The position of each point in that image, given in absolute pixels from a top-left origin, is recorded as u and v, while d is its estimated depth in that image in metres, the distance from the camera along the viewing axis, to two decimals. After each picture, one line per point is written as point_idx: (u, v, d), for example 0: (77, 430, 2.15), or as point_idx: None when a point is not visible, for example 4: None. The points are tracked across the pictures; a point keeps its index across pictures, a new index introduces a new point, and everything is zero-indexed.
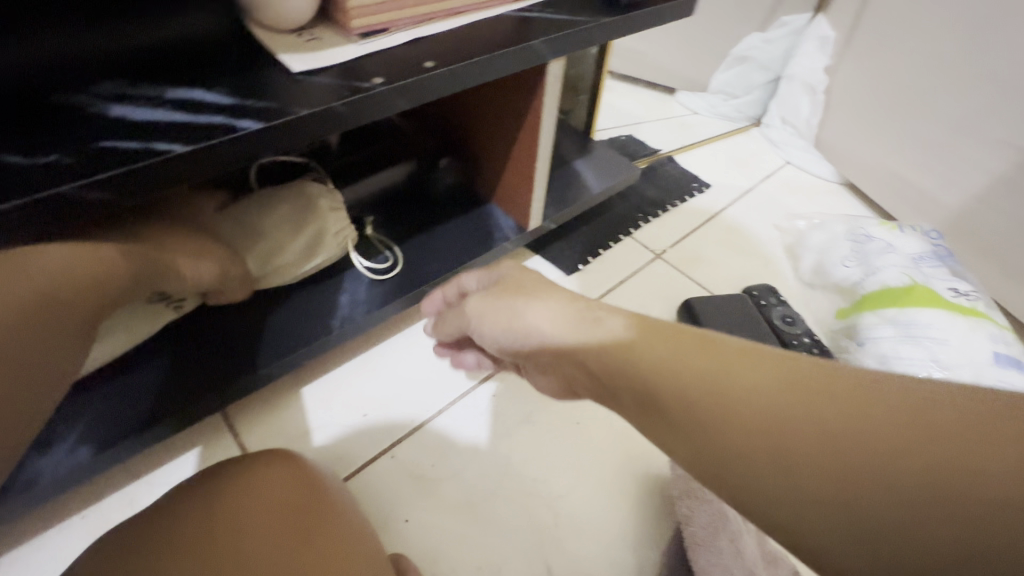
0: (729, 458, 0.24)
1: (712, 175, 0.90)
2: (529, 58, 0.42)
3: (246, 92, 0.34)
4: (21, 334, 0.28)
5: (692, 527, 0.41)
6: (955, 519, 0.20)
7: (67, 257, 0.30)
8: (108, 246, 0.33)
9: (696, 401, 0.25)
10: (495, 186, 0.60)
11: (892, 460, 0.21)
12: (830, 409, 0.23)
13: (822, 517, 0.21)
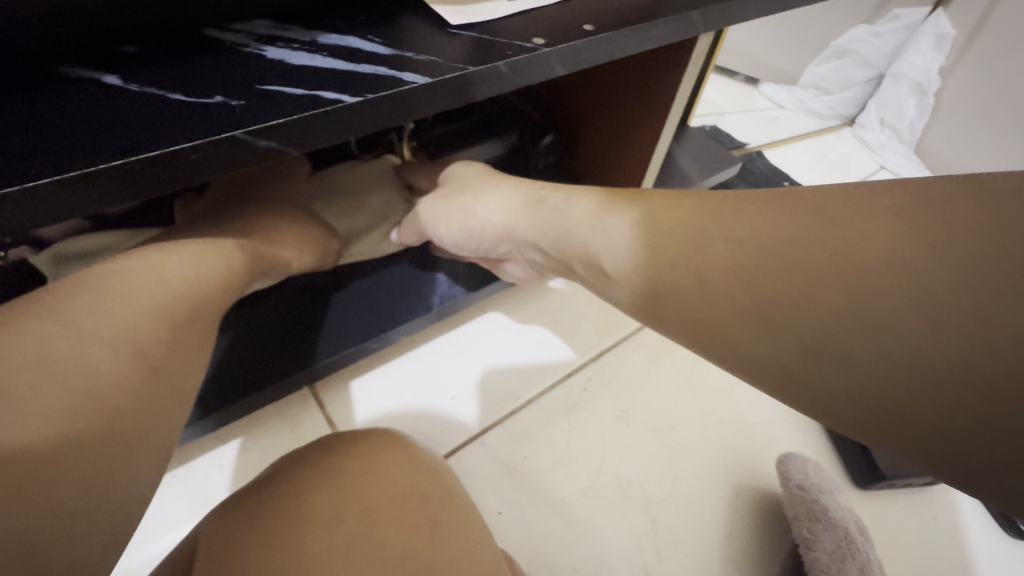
0: (705, 320, 0.25)
1: (801, 175, 0.85)
2: (683, 30, 0.39)
3: (401, 42, 0.31)
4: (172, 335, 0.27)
5: (815, 552, 0.38)
6: (895, 317, 0.20)
7: (189, 263, 0.30)
8: (222, 250, 0.33)
9: (671, 271, 0.26)
10: (598, 169, 0.57)
11: (833, 277, 0.22)
12: (777, 245, 0.24)
13: (781, 347, 0.22)
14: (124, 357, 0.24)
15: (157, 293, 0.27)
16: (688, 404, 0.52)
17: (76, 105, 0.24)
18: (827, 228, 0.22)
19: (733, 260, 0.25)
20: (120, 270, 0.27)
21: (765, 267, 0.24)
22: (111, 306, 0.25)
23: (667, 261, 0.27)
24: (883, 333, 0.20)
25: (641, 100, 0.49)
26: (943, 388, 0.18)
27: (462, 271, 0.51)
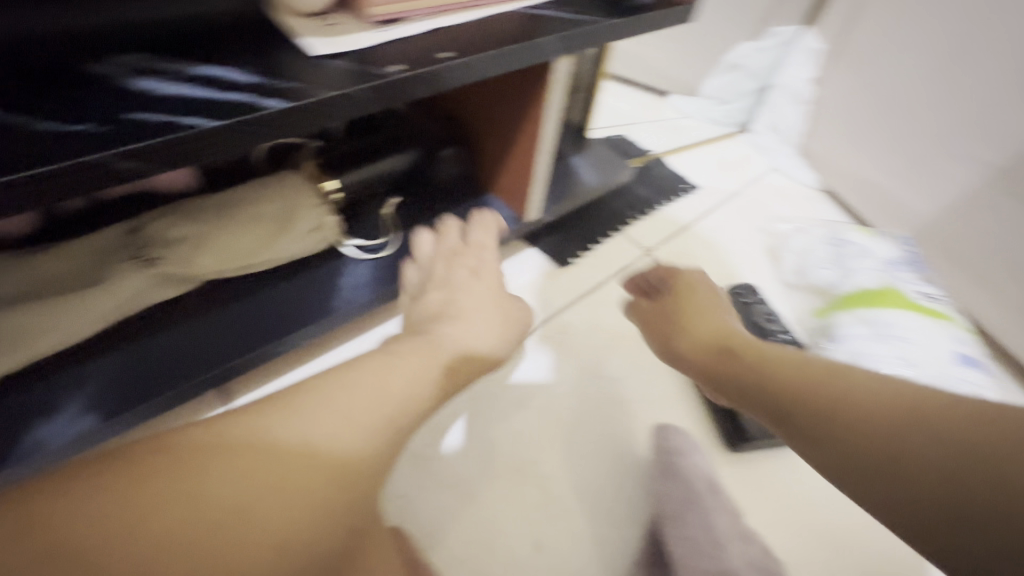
0: (851, 451, 0.30)
1: (700, 177, 0.93)
2: (537, 55, 0.44)
3: (268, 71, 0.35)
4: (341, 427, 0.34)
5: (666, 503, 0.45)
6: (993, 482, 0.26)
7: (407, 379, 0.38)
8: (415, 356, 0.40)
9: (818, 409, 0.32)
10: (496, 178, 0.62)
11: (953, 445, 0.27)
12: (923, 411, 0.29)
13: (918, 488, 0.28)
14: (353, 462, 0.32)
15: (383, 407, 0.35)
16: (583, 389, 0.57)
17: None
18: (950, 399, 0.29)
19: (873, 401, 0.31)
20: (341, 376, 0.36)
21: (868, 405, 0.31)
22: (336, 413, 0.33)
23: (820, 368, 0.34)
24: (877, 440, 0.30)
25: (522, 114, 0.55)
26: (895, 476, 0.29)
27: (369, 275, 0.54)
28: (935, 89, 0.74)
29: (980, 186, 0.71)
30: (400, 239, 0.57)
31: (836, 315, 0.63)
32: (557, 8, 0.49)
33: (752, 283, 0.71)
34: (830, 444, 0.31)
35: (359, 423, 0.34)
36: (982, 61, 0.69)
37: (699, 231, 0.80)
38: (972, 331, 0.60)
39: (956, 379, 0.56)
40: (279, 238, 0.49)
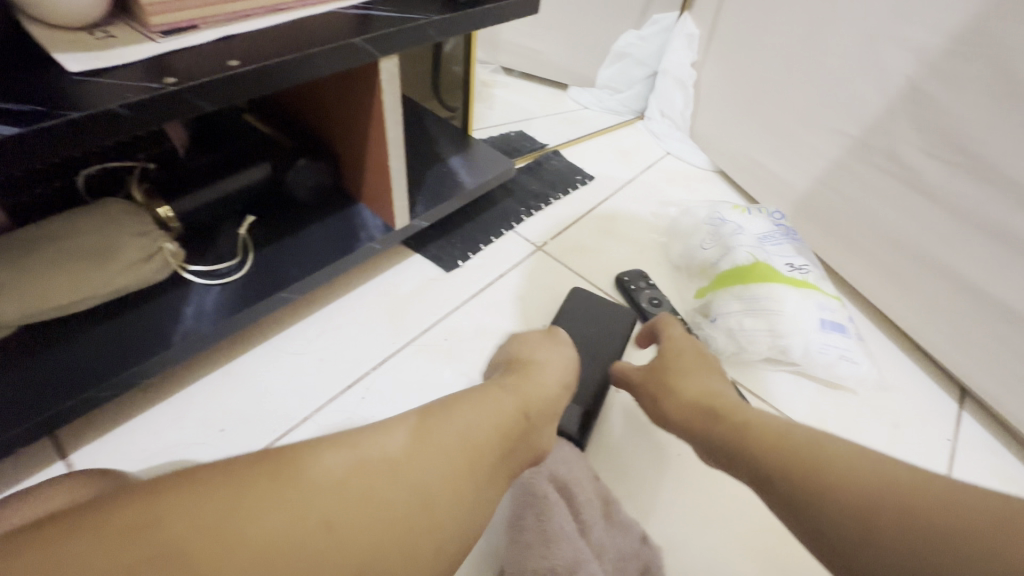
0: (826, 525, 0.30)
1: (596, 166, 0.93)
2: (353, 56, 0.42)
3: (12, 94, 0.32)
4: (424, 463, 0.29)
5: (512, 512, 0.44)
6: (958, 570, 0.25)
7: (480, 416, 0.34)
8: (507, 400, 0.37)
9: (795, 477, 0.32)
10: (361, 186, 0.60)
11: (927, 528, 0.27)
12: (897, 481, 0.29)
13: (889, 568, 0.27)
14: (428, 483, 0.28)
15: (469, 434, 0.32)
16: None
17: None
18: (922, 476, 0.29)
19: (852, 473, 0.30)
20: (446, 405, 0.33)
21: (847, 475, 0.30)
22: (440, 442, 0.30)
23: (803, 437, 0.33)
24: (851, 518, 0.29)
25: (366, 118, 0.52)
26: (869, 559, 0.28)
27: (214, 303, 0.50)
28: (796, 68, 0.78)
29: (841, 155, 0.74)
30: (253, 260, 0.54)
31: (715, 294, 0.64)
32: (382, 6, 0.47)
33: (642, 269, 0.72)
34: (813, 513, 0.30)
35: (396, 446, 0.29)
36: (829, 38, 0.73)
37: (592, 220, 0.80)
38: (838, 298, 0.63)
39: (822, 344, 0.60)
40: (99, 271, 0.45)
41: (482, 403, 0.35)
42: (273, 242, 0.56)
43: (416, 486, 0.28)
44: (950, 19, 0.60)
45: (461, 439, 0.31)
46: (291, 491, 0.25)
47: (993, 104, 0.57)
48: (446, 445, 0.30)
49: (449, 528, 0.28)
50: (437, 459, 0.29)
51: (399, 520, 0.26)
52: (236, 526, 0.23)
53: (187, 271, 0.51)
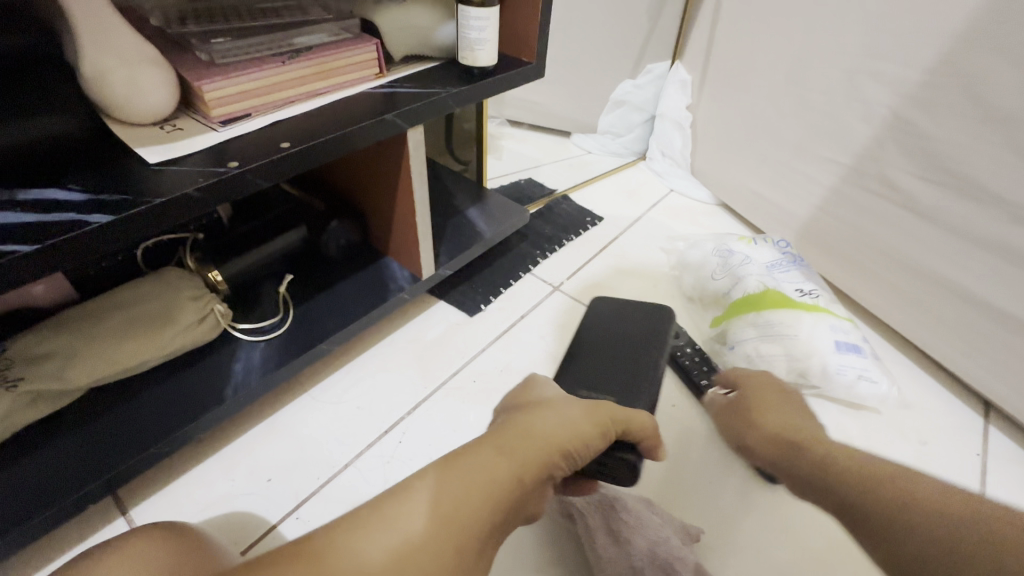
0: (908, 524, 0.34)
1: (604, 208, 0.97)
2: (384, 130, 0.48)
3: (101, 186, 0.37)
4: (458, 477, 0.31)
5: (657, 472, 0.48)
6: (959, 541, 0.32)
7: (496, 469, 0.32)
8: (546, 437, 0.36)
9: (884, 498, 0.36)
10: (389, 242, 0.64)
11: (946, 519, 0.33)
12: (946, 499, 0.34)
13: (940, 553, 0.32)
14: (437, 514, 0.28)
15: (486, 495, 0.31)
16: None
17: None
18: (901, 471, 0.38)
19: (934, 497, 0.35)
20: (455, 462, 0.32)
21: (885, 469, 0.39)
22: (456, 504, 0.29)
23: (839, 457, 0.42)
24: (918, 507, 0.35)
25: (395, 178, 0.57)
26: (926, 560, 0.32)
27: (261, 358, 0.54)
28: (785, 106, 0.84)
29: (837, 183, 0.78)
30: (293, 315, 0.58)
31: (730, 322, 0.67)
32: (407, 83, 0.53)
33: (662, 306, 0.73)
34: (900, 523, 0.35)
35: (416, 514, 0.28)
36: (814, 78, 0.79)
37: (606, 259, 0.84)
38: (850, 318, 0.65)
39: (839, 364, 0.61)
40: (158, 334, 0.49)
41: (496, 460, 0.33)
42: (310, 297, 0.60)
43: (402, 543, 0.27)
44: (926, 56, 0.65)
45: (460, 506, 0.29)
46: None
47: (975, 130, 0.61)
48: (453, 502, 0.29)
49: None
50: (443, 515, 0.28)
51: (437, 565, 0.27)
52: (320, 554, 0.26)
53: (234, 330, 0.55)
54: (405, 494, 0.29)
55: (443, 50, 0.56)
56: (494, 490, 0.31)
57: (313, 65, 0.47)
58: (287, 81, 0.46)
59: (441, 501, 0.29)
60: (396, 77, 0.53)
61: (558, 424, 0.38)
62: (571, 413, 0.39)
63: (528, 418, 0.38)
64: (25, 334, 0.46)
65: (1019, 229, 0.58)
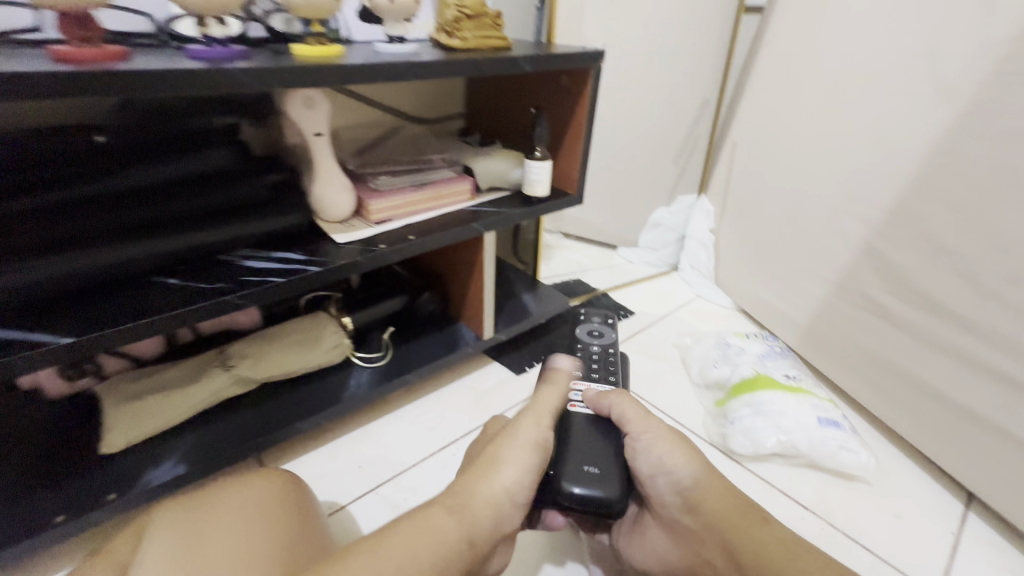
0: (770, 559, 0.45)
1: (637, 305, 1.18)
2: (470, 232, 0.74)
3: (314, 253, 0.65)
4: (402, 552, 0.39)
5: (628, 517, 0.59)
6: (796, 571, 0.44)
7: (437, 542, 0.40)
8: (478, 509, 0.44)
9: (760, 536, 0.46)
10: (463, 310, 0.89)
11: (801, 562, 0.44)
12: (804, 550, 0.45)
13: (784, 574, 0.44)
14: None
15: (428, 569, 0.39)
16: None
17: (149, 295, 0.55)
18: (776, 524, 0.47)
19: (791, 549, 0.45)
20: (401, 542, 0.39)
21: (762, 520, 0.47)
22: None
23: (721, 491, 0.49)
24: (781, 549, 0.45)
25: (473, 264, 0.83)
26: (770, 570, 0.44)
27: (369, 378, 0.77)
28: (784, 233, 1.04)
29: (827, 294, 0.94)
30: (392, 353, 0.82)
31: (729, 402, 0.80)
32: (487, 204, 0.80)
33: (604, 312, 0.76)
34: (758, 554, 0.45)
35: None
36: (805, 212, 0.99)
37: (631, 346, 1.02)
38: (829, 400, 0.79)
39: (822, 437, 0.73)
40: (312, 352, 0.75)
41: (431, 536, 0.40)
42: (404, 343, 0.84)
43: None
44: (884, 202, 0.84)
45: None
46: None
47: (925, 258, 0.77)
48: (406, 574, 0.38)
49: None
50: None
51: None
52: None
53: (353, 357, 0.79)
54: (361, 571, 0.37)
55: (514, 185, 0.84)
56: (437, 559, 0.39)
57: (432, 192, 0.76)
58: (416, 201, 0.75)
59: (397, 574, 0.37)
60: (480, 200, 0.81)
61: (501, 488, 0.46)
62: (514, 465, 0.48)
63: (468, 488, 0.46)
64: (237, 341, 0.73)
65: (967, 335, 0.72)
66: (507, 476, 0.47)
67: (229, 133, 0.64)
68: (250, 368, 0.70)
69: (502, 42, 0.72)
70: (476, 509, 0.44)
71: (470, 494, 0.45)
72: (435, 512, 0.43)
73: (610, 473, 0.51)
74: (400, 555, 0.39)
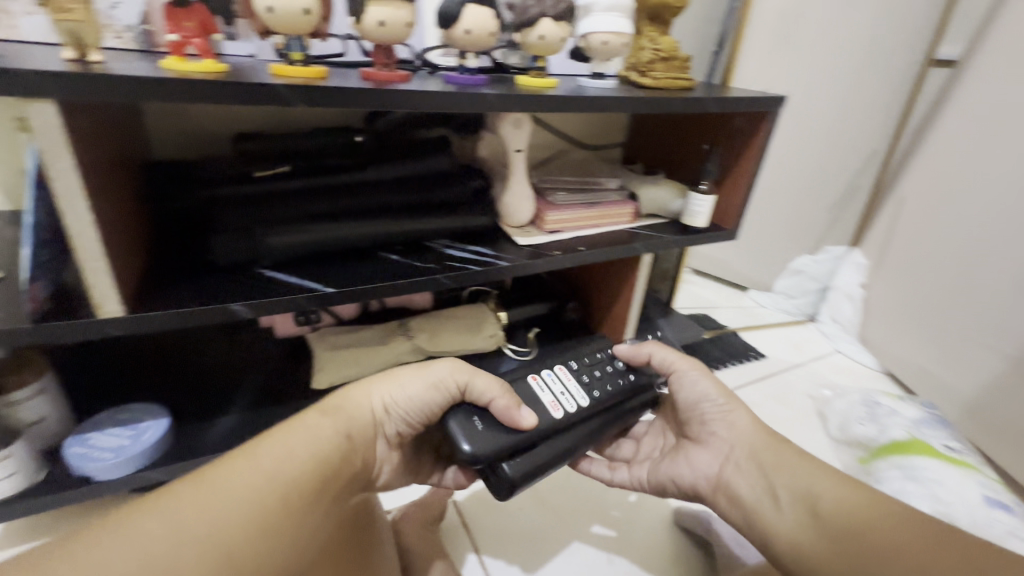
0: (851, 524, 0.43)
1: (769, 349, 1.15)
2: (631, 251, 0.80)
3: (500, 250, 0.75)
4: (290, 441, 0.40)
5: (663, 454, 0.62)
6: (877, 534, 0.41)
7: (319, 435, 0.42)
8: (353, 420, 0.47)
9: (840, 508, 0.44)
10: (604, 324, 0.94)
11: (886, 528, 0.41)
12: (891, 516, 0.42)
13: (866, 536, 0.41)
14: (291, 469, 0.38)
15: (316, 454, 0.40)
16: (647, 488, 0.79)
17: (376, 266, 0.67)
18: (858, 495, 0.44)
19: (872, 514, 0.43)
20: (287, 437, 0.40)
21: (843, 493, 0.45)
22: (302, 459, 0.39)
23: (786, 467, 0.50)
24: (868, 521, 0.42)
25: (625, 281, 0.88)
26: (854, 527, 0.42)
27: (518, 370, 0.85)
28: (952, 299, 0.97)
29: (1004, 371, 0.87)
30: (537, 351, 0.89)
31: (875, 461, 0.77)
32: (646, 228, 0.86)
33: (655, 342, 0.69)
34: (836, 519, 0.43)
35: (265, 463, 0.37)
36: (981, 280, 0.92)
37: (762, 389, 1.01)
38: (1000, 481, 0.72)
39: (989, 518, 0.67)
40: (476, 337, 0.84)
41: (310, 432, 0.42)
42: (549, 344, 0.91)
43: (268, 473, 0.36)
44: None
45: (292, 457, 0.38)
46: (221, 490, 0.34)
47: None
48: (293, 455, 0.39)
49: (315, 510, 0.38)
50: (283, 468, 0.37)
51: (291, 492, 0.36)
52: (209, 494, 0.33)
53: (505, 348, 0.87)
54: (250, 454, 0.37)
55: (674, 214, 0.89)
56: (321, 450, 0.41)
57: (600, 211, 0.83)
58: (585, 216, 0.82)
59: (295, 457, 0.39)
60: (640, 224, 0.87)
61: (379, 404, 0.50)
62: (406, 378, 0.52)
63: (343, 403, 0.48)
64: (415, 316, 0.85)
65: None
66: (385, 396, 0.50)
67: (441, 143, 0.76)
68: (428, 342, 0.81)
69: (687, 83, 0.79)
70: (352, 416, 0.47)
71: (343, 407, 0.47)
72: (309, 419, 0.43)
73: (498, 439, 0.51)
74: (293, 443, 0.40)
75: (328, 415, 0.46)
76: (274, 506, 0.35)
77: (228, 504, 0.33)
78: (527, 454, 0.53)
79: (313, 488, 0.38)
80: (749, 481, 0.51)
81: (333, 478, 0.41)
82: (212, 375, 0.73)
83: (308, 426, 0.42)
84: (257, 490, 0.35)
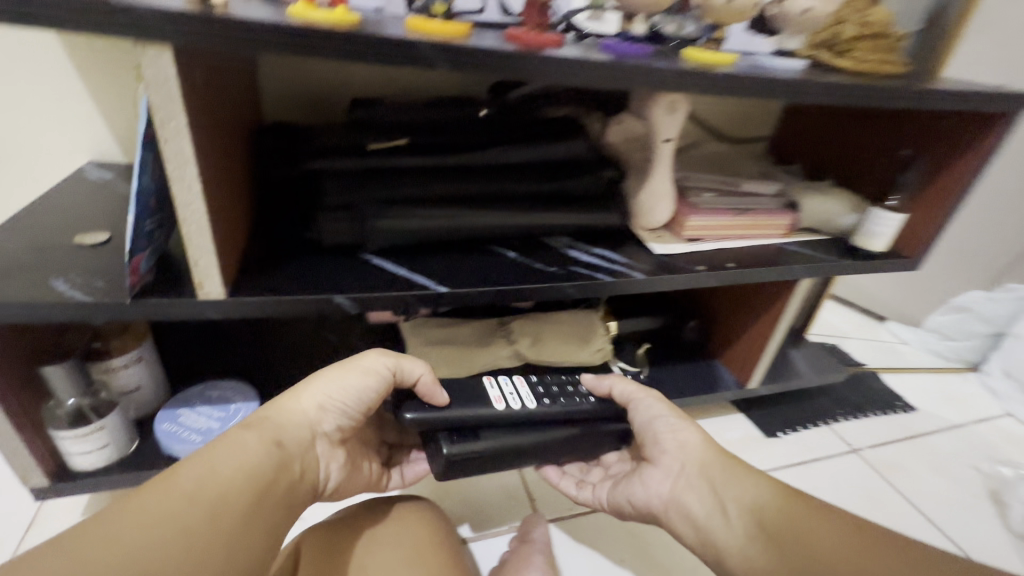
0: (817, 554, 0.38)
1: (918, 401, 0.96)
2: (786, 274, 0.66)
3: (630, 257, 0.63)
4: (214, 459, 0.36)
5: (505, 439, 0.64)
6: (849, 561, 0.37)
7: (251, 445, 0.39)
8: (288, 428, 0.43)
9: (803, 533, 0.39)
10: (728, 350, 0.81)
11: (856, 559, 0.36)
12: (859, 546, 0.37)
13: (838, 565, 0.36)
14: (221, 491, 0.35)
15: (245, 471, 0.37)
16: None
17: (491, 264, 0.58)
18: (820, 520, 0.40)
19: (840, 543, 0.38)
20: (215, 453, 0.37)
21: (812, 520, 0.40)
22: (227, 478, 0.35)
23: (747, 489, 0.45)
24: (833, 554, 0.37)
25: (766, 307, 0.74)
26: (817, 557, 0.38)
27: None
28: None
29: None
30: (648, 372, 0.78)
31: None
32: (803, 245, 0.71)
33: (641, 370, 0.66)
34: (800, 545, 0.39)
35: (189, 485, 0.34)
36: None
37: (912, 449, 0.84)
38: None
39: None
40: (582, 347, 0.73)
41: (240, 446, 0.38)
42: (661, 365, 0.80)
43: (196, 496, 0.33)
44: None
45: (222, 479, 0.35)
46: (143, 520, 0.31)
47: None
48: (225, 477, 0.36)
49: (251, 537, 0.35)
50: (210, 491, 0.34)
51: (219, 517, 0.33)
52: (131, 529, 0.30)
53: (613, 365, 0.76)
54: (176, 475, 0.34)
55: (840, 231, 0.73)
56: (250, 466, 0.38)
57: (750, 220, 0.69)
58: (731, 225, 0.69)
59: (224, 475, 0.36)
60: (796, 239, 0.71)
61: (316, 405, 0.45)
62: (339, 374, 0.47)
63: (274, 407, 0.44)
64: (514, 314, 0.76)
65: None
66: (321, 397, 0.46)
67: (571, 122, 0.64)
68: (529, 347, 0.71)
69: (896, 68, 0.61)
70: (287, 423, 0.43)
71: (272, 415, 0.43)
72: (233, 431, 0.40)
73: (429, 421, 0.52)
74: (217, 460, 0.36)
75: (253, 426, 0.41)
76: (204, 532, 0.32)
77: (157, 536, 0.30)
78: (469, 440, 0.53)
79: (243, 512, 0.35)
80: (698, 497, 0.47)
81: (266, 495, 0.37)
82: (294, 361, 0.68)
83: (238, 439, 0.39)
84: (180, 519, 0.32)
